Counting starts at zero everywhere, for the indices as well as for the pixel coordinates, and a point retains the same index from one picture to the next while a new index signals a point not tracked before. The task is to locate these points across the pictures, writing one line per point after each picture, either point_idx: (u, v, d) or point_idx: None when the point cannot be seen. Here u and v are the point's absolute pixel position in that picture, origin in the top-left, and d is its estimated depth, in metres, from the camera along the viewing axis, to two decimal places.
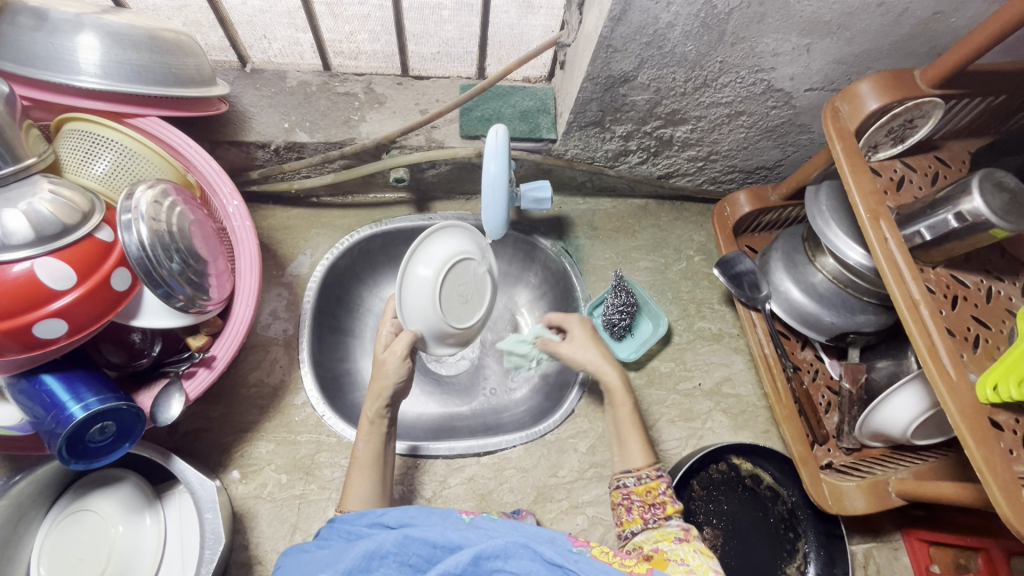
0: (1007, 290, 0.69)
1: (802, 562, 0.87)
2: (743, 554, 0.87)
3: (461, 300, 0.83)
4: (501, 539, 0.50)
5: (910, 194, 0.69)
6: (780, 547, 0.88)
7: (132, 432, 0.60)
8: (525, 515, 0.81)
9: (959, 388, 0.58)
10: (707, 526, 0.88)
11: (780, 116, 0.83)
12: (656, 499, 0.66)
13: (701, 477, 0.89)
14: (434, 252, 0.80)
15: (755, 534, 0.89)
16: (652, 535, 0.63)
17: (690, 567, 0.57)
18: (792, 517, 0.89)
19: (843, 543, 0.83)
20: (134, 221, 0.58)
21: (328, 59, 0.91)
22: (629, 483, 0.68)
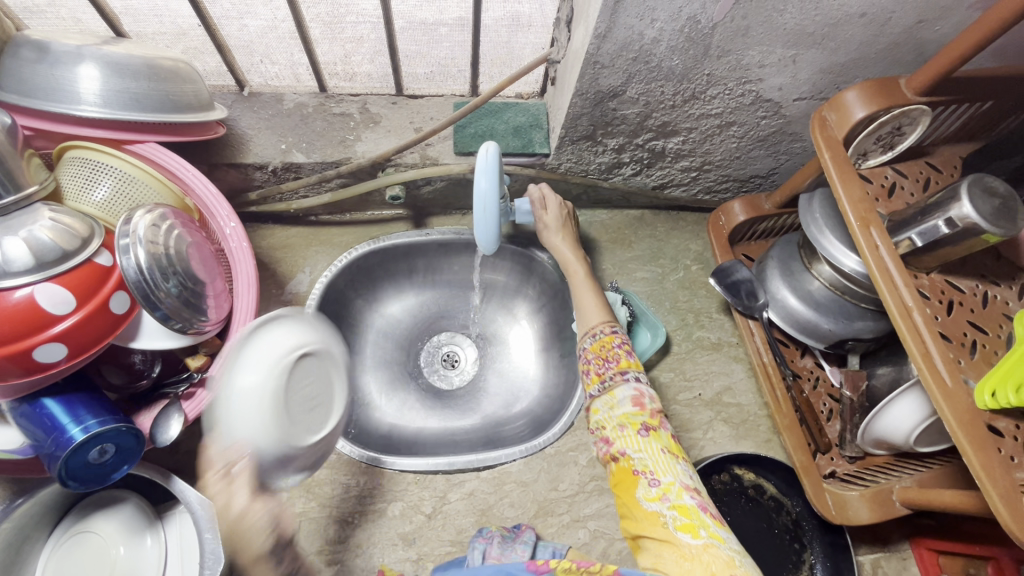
0: (1003, 295, 0.68)
1: (809, 573, 0.86)
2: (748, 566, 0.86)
3: (306, 405, 0.58)
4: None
5: (901, 201, 0.70)
6: (786, 558, 0.87)
7: (131, 453, 0.61)
8: (524, 531, 0.79)
9: (956, 395, 0.57)
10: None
11: (770, 125, 0.84)
12: (610, 353, 0.75)
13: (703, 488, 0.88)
14: (256, 355, 0.55)
15: (761, 546, 0.87)
16: (608, 399, 0.71)
17: (664, 490, 0.63)
18: (796, 527, 0.88)
19: (850, 554, 0.82)
20: (132, 245, 0.59)
21: (324, 80, 0.93)
22: (588, 343, 0.77)
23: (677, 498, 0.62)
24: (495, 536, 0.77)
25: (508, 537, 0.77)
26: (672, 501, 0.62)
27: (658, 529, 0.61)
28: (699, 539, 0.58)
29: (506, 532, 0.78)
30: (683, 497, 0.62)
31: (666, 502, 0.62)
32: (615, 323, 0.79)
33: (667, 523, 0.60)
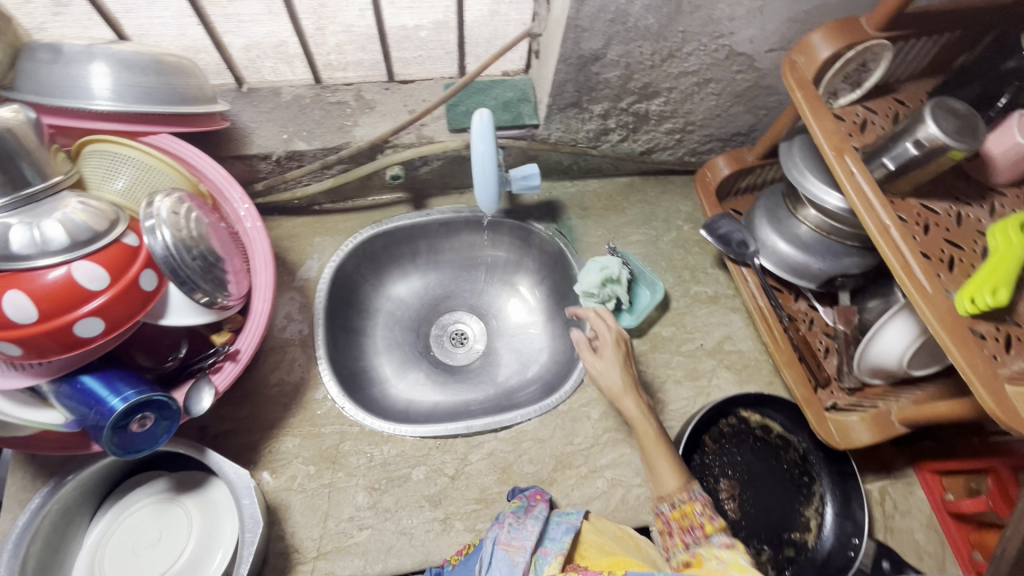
0: (976, 214, 0.72)
1: (820, 503, 0.89)
2: (761, 502, 0.90)
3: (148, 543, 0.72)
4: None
5: (873, 134, 0.74)
6: (798, 491, 0.90)
7: (169, 422, 0.64)
8: (536, 503, 0.78)
9: (936, 299, 0.62)
10: (723, 478, 0.90)
11: (746, 80, 0.89)
12: (694, 520, 0.71)
13: (711, 431, 0.91)
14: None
15: (772, 482, 0.91)
16: (699, 552, 0.68)
17: (721, 559, 0.66)
18: (803, 461, 0.92)
19: (855, 479, 0.85)
20: (158, 226, 0.63)
21: (318, 72, 0.96)
22: (665, 509, 0.73)
23: (736, 564, 0.65)
24: (508, 518, 0.76)
25: (520, 513, 0.77)
26: (728, 561, 0.66)
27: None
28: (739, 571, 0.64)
29: (518, 508, 0.77)
30: (740, 559, 0.66)
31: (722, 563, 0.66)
32: (694, 486, 0.74)
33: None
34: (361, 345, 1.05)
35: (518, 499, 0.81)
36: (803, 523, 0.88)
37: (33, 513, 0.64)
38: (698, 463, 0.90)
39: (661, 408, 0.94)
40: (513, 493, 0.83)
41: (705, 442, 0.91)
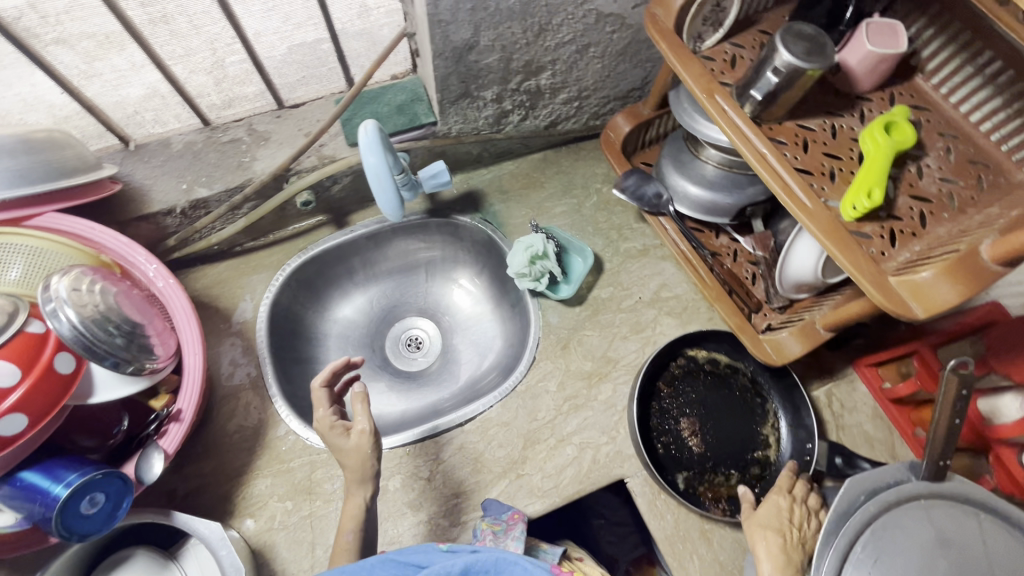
0: (849, 123, 0.77)
1: (775, 419, 0.95)
2: (722, 431, 0.94)
3: None
4: (494, 557, 0.63)
5: (744, 68, 0.77)
6: (753, 412, 0.96)
7: (122, 496, 0.64)
8: (515, 523, 0.80)
9: (817, 213, 0.65)
10: (683, 417, 0.95)
11: (623, 38, 0.91)
12: None
13: (663, 376, 0.96)
14: None
15: (729, 410, 0.96)
16: None
17: None
18: (754, 383, 0.97)
19: (799, 390, 0.92)
20: (59, 307, 0.61)
21: (205, 114, 0.94)
22: None
23: None
24: (488, 535, 0.79)
25: (499, 532, 0.79)
26: None
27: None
28: None
29: (496, 528, 0.80)
30: None
31: None
32: None
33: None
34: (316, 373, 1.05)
35: (496, 517, 0.82)
36: (763, 440, 0.94)
37: None
38: (657, 409, 0.95)
39: (614, 365, 0.98)
40: (490, 510, 0.84)
41: (660, 388, 0.96)
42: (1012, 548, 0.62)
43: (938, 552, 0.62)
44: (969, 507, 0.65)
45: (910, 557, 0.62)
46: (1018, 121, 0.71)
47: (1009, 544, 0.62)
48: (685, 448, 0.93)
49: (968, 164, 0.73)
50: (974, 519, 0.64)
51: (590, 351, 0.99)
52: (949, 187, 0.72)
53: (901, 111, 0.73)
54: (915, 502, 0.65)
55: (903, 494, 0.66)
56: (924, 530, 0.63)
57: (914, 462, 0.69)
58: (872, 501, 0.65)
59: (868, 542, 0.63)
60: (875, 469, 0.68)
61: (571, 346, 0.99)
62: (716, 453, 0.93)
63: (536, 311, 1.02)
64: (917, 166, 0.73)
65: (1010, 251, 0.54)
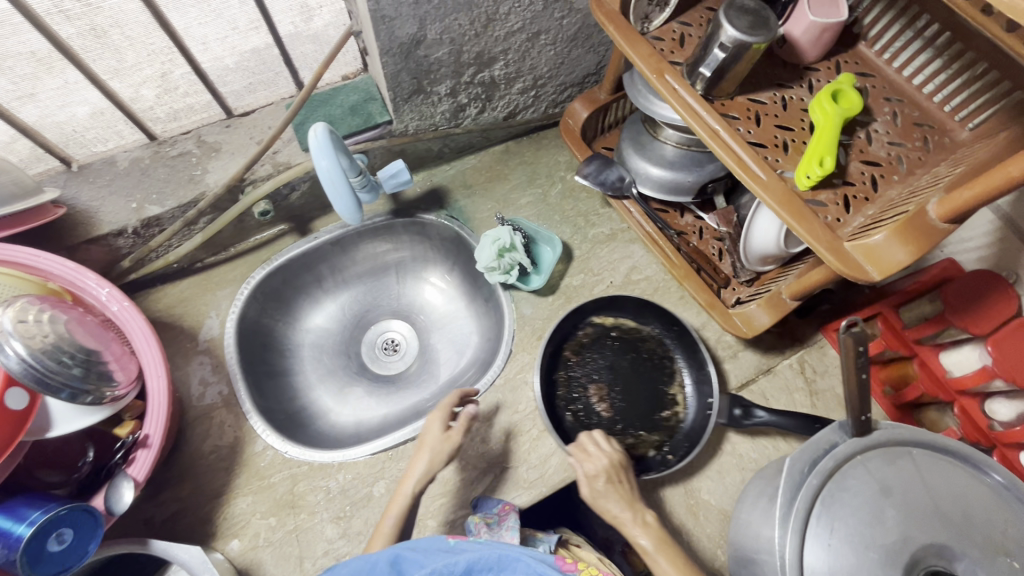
0: (798, 94, 0.78)
1: (682, 377, 0.96)
2: (629, 394, 0.96)
3: None
4: (496, 555, 0.67)
5: (693, 46, 0.77)
6: (661, 373, 0.97)
7: (93, 530, 0.62)
8: (508, 515, 0.81)
9: (771, 185, 0.66)
10: (591, 383, 0.96)
11: (573, 23, 0.90)
12: None
13: (570, 346, 0.98)
14: None
15: (637, 373, 0.97)
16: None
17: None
18: (661, 344, 0.98)
19: (698, 344, 0.93)
20: (5, 341, 0.59)
21: (150, 129, 0.91)
22: None
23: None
24: (482, 527, 0.80)
25: (493, 524, 0.81)
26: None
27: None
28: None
29: (489, 520, 0.81)
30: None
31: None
32: None
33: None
34: (291, 385, 1.04)
35: (486, 511, 0.83)
36: (670, 400, 0.94)
37: None
38: (565, 378, 0.96)
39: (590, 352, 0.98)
40: (480, 505, 0.84)
41: (566, 357, 0.97)
42: (946, 477, 0.62)
43: (884, 503, 0.61)
44: (900, 448, 0.65)
45: (862, 518, 0.60)
46: (959, 80, 0.73)
47: (944, 474, 0.63)
48: (594, 413, 0.94)
49: (914, 127, 0.75)
50: (907, 459, 0.64)
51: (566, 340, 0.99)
52: (898, 149, 0.73)
53: (847, 78, 0.75)
54: (853, 461, 0.64)
55: (840, 457, 0.64)
56: (866, 484, 0.62)
57: (842, 419, 0.68)
58: (812, 472, 0.63)
59: (820, 513, 0.61)
60: (807, 441, 0.66)
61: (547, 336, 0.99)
62: (623, 416, 0.93)
63: (509, 304, 1.01)
64: (866, 132, 0.75)
65: (954, 209, 0.56)
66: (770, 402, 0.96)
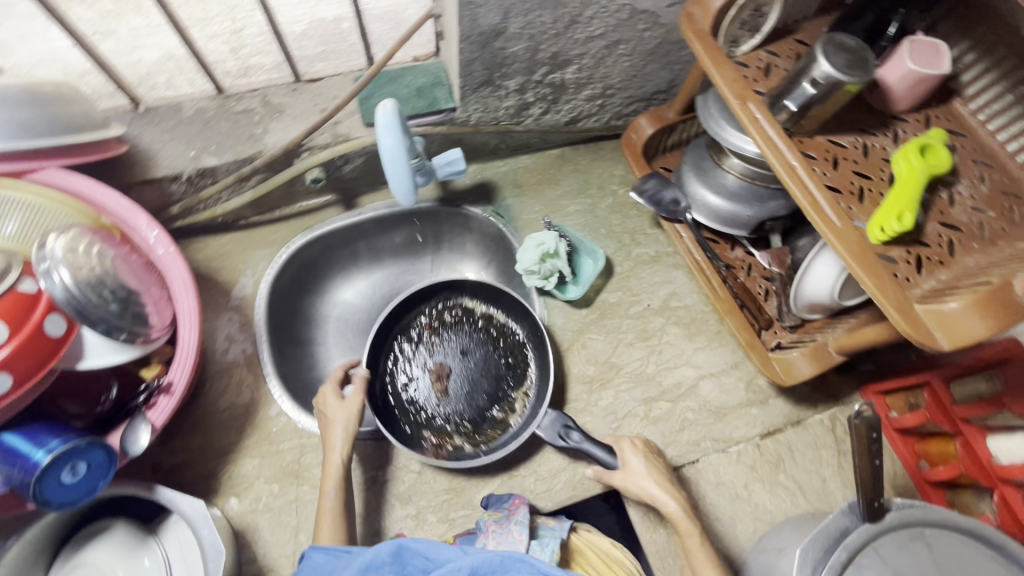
0: (881, 143, 0.74)
1: (528, 387, 0.96)
2: (470, 383, 0.97)
3: None
4: (500, 556, 0.57)
5: (778, 77, 0.75)
6: (506, 372, 0.97)
7: (106, 468, 0.62)
8: (516, 509, 0.79)
9: (844, 232, 0.63)
10: (436, 362, 0.99)
11: (654, 37, 0.88)
12: None
13: (425, 319, 1.01)
14: None
15: (482, 363, 0.98)
16: None
17: None
18: (519, 343, 0.99)
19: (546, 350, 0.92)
20: (54, 268, 0.60)
21: (219, 81, 0.91)
22: None
23: None
24: (491, 526, 0.77)
25: (502, 519, 0.78)
26: None
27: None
28: None
29: (499, 516, 0.78)
30: None
31: None
32: None
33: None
34: (312, 355, 1.03)
35: (496, 507, 0.81)
36: (509, 404, 0.95)
37: None
38: (410, 348, 0.99)
39: (616, 372, 0.96)
40: (490, 502, 0.83)
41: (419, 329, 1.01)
42: (961, 555, 0.61)
43: None
44: (912, 530, 0.63)
45: None
46: None
47: (958, 555, 0.61)
48: (426, 392, 0.97)
49: (1000, 194, 0.71)
50: (920, 541, 0.62)
51: (593, 355, 0.97)
52: (980, 217, 0.69)
53: (938, 134, 0.71)
54: (867, 549, 0.61)
55: (852, 547, 0.61)
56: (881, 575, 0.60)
57: (849, 500, 0.64)
58: (825, 570, 0.60)
59: None
60: (818, 527, 0.63)
61: (574, 348, 0.97)
62: (450, 401, 0.96)
63: (542, 310, 1.00)
64: (948, 193, 0.71)
65: None
66: (793, 454, 0.92)
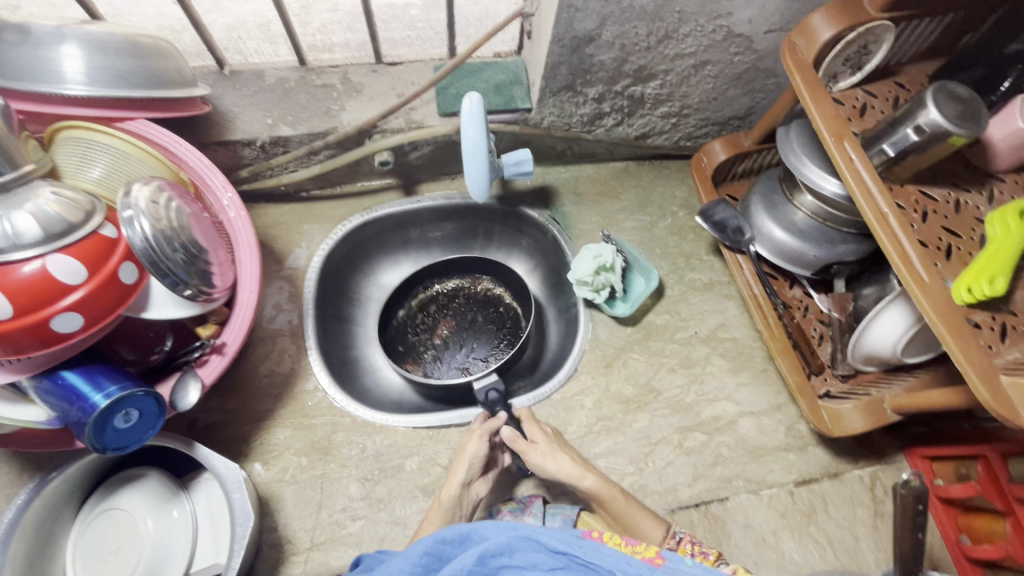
0: (975, 201, 0.71)
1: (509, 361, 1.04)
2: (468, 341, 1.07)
3: (116, 542, 0.72)
4: (506, 538, 0.59)
5: (873, 119, 0.72)
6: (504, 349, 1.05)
7: (155, 418, 0.63)
8: (533, 502, 0.82)
9: (932, 289, 0.61)
10: (456, 311, 1.09)
11: (744, 62, 0.86)
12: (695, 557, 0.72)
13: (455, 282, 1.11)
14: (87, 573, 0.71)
15: (489, 342, 1.06)
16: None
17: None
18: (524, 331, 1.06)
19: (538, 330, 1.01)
20: (136, 217, 0.61)
21: (303, 53, 0.93)
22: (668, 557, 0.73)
23: None
24: (506, 514, 0.81)
25: (518, 511, 0.81)
26: None
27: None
28: None
29: (514, 507, 0.81)
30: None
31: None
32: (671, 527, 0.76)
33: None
34: (352, 334, 1.04)
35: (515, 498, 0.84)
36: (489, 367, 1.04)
37: (18, 509, 0.64)
38: (433, 301, 1.10)
39: (655, 396, 0.94)
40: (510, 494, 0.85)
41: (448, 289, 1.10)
42: None
43: None
44: None
45: None
46: None
47: None
48: (432, 330, 1.08)
49: None
50: None
51: (632, 375, 0.95)
52: None
53: None
54: None
55: None
56: None
57: None
58: None
59: None
60: None
61: (615, 365, 0.95)
62: (441, 358, 1.05)
63: (587, 323, 0.98)
64: None
65: None
66: (828, 507, 0.89)
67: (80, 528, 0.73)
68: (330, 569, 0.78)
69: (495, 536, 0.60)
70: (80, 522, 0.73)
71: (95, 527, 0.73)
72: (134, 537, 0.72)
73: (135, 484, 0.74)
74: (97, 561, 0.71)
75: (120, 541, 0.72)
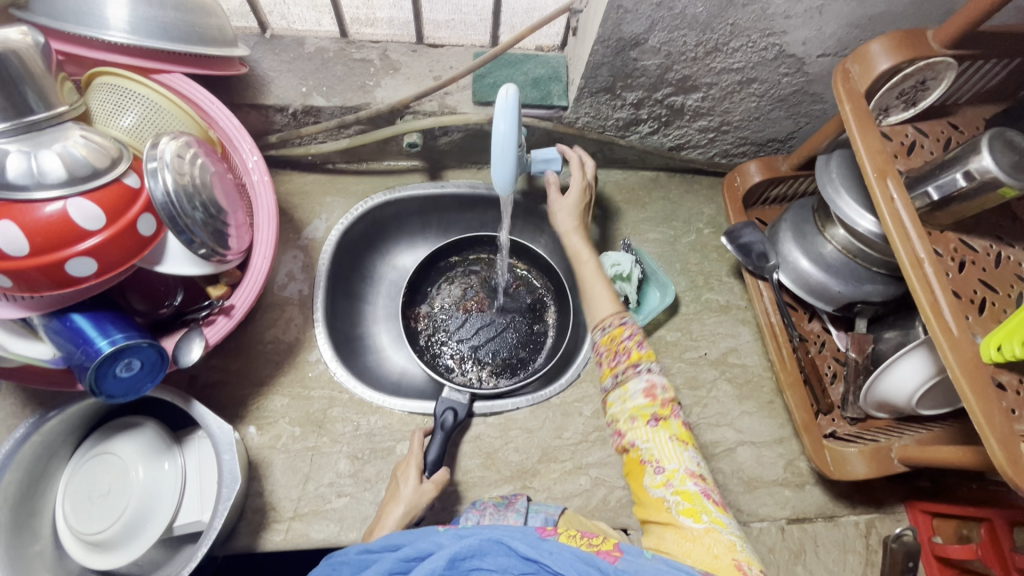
0: (1016, 256, 0.68)
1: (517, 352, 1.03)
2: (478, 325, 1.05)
3: (106, 487, 0.72)
4: (477, 539, 0.53)
5: (920, 158, 0.69)
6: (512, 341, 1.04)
7: (156, 371, 0.64)
8: (517, 497, 0.77)
9: (961, 344, 0.58)
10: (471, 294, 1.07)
11: (792, 84, 0.84)
12: (620, 345, 0.74)
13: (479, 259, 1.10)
14: (74, 514, 0.71)
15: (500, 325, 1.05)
16: (621, 391, 0.72)
17: (667, 477, 0.66)
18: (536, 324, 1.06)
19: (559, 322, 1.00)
20: (160, 169, 0.61)
21: (346, 26, 0.93)
22: (597, 337, 0.77)
23: (681, 487, 0.65)
24: (489, 507, 0.75)
25: (500, 506, 0.75)
26: (676, 487, 0.65)
27: (663, 513, 0.65)
28: (700, 523, 0.62)
29: (498, 502, 0.76)
30: (688, 483, 0.65)
31: (669, 488, 0.65)
32: (626, 313, 0.78)
33: (669, 507, 0.64)
34: (360, 311, 1.04)
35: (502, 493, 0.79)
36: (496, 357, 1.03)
37: (17, 441, 0.66)
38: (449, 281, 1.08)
39: None
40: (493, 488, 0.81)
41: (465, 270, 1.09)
42: None
43: None
44: None
45: None
46: None
47: None
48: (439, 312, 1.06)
49: None
50: None
51: None
52: None
53: None
54: None
55: None
56: None
57: None
58: None
59: None
60: None
61: None
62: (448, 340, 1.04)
63: None
64: None
65: None
66: (817, 548, 0.87)
67: (74, 468, 0.74)
68: (309, 541, 0.79)
69: (464, 537, 0.54)
70: (75, 463, 0.74)
71: (87, 469, 0.73)
72: (122, 484, 0.72)
73: (130, 431, 0.75)
74: (84, 503, 0.71)
75: (109, 485, 0.72)
